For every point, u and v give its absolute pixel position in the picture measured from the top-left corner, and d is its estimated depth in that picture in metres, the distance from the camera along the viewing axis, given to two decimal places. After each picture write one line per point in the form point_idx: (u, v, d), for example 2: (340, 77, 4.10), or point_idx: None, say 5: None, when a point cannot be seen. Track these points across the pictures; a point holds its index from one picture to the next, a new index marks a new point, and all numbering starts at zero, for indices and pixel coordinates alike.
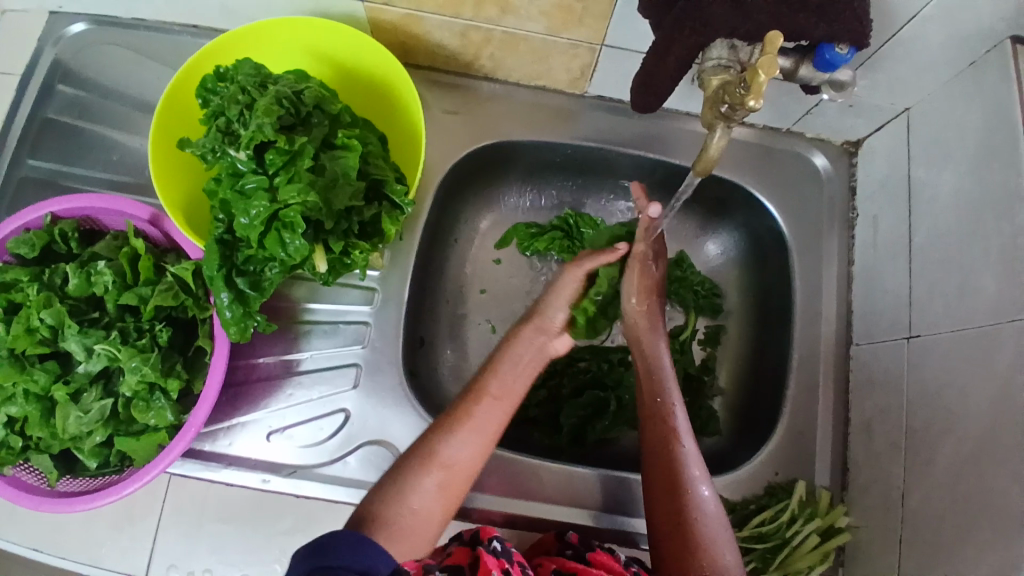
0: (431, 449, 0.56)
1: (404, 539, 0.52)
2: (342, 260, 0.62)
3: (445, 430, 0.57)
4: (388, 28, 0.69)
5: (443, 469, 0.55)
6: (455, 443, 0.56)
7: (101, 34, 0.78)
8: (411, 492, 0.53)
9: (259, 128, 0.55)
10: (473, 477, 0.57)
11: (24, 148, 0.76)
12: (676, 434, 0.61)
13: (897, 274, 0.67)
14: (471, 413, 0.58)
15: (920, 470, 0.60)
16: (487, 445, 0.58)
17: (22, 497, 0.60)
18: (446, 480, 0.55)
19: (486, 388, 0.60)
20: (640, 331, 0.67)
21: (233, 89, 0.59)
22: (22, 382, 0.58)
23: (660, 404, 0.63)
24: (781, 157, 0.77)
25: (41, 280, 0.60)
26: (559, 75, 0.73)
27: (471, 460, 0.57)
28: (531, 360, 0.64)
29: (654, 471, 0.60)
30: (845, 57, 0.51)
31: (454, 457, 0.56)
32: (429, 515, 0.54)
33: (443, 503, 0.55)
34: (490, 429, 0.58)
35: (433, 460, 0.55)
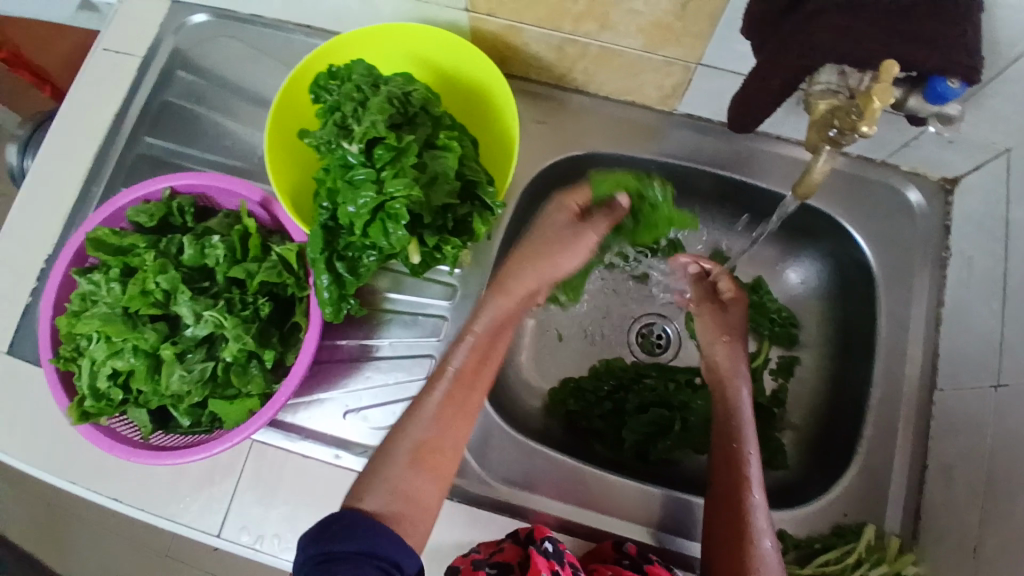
0: (401, 435, 0.55)
1: (404, 522, 0.52)
2: (433, 255, 0.65)
3: (414, 414, 0.56)
4: (488, 38, 0.73)
5: (422, 451, 0.55)
6: (422, 424, 0.55)
7: (219, 27, 0.85)
8: (388, 482, 0.53)
9: (372, 125, 0.60)
10: (457, 450, 0.57)
11: (142, 127, 0.83)
12: (748, 483, 0.63)
13: (990, 318, 0.64)
14: (435, 392, 0.57)
15: (999, 523, 0.57)
16: (461, 414, 0.57)
17: (115, 447, 0.63)
18: (428, 461, 0.55)
19: (448, 366, 0.58)
20: (723, 376, 0.71)
21: (349, 87, 0.63)
22: (132, 339, 0.63)
23: (736, 452, 0.65)
24: (872, 187, 0.76)
25: (158, 248, 0.66)
26: (650, 91, 0.75)
27: (449, 435, 0.56)
28: (498, 328, 0.60)
29: (720, 514, 0.62)
30: (957, 90, 0.50)
31: (428, 437, 0.55)
32: (424, 495, 0.54)
33: (433, 482, 0.54)
34: (460, 404, 0.57)
35: (406, 446, 0.55)
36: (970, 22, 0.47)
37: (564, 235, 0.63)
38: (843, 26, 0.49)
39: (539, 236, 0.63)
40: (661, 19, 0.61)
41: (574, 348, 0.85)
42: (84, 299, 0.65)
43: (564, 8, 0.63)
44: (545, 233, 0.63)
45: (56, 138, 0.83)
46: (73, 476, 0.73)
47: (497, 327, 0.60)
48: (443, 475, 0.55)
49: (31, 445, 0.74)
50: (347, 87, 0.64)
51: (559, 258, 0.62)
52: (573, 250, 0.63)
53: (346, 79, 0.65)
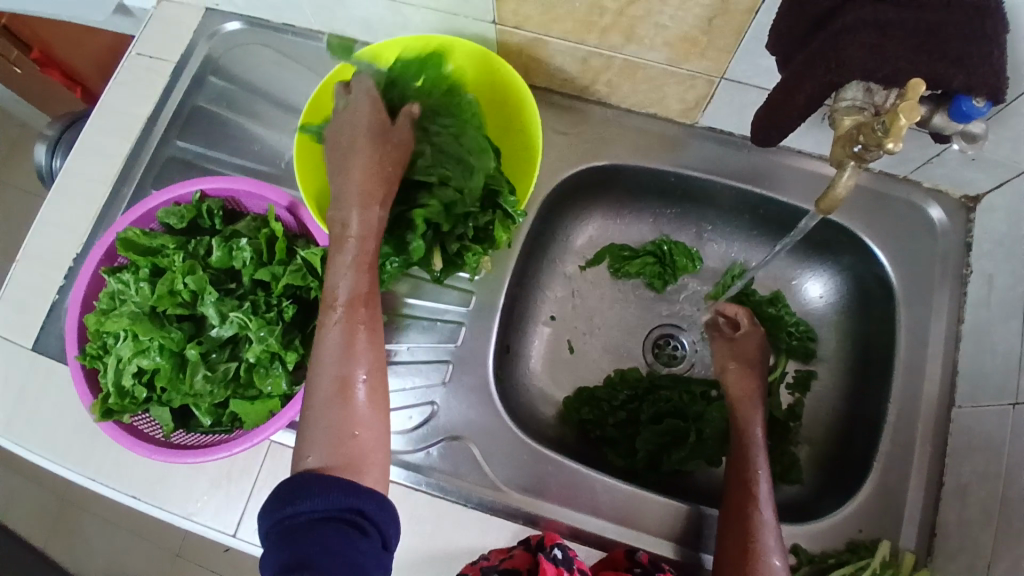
0: (312, 389, 0.52)
1: (356, 464, 0.50)
2: (455, 261, 0.68)
3: (314, 367, 0.53)
4: (514, 50, 0.74)
5: (341, 386, 0.52)
6: (327, 363, 0.53)
7: (251, 35, 0.87)
8: (312, 433, 0.51)
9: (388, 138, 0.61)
10: (382, 369, 0.54)
11: (173, 131, 0.85)
12: (756, 502, 0.64)
13: (1010, 336, 0.64)
14: (326, 332, 0.53)
15: (1013, 541, 0.57)
16: (367, 334, 0.54)
17: (136, 445, 0.63)
18: (353, 396, 0.52)
19: (329, 304, 0.55)
20: (740, 401, 0.73)
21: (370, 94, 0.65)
22: (159, 337, 0.65)
23: (747, 470, 0.67)
24: (893, 203, 0.76)
25: (186, 249, 0.68)
26: (673, 104, 0.75)
27: (365, 361, 0.53)
28: (367, 241, 0.56)
29: (728, 530, 0.63)
30: (981, 109, 0.51)
31: (337, 375, 0.52)
32: (359, 429, 0.52)
33: (366, 414, 0.52)
34: (358, 322, 0.54)
35: (319, 392, 0.52)
36: (998, 43, 0.48)
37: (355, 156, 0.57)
38: (873, 43, 0.49)
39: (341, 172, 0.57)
40: (687, 33, 0.62)
41: (589, 357, 0.85)
42: (112, 298, 0.67)
43: (591, 20, 0.64)
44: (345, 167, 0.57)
45: (88, 138, 0.85)
46: (94, 471, 0.75)
47: (364, 240, 0.56)
48: (380, 402, 0.54)
49: (55, 439, 0.76)
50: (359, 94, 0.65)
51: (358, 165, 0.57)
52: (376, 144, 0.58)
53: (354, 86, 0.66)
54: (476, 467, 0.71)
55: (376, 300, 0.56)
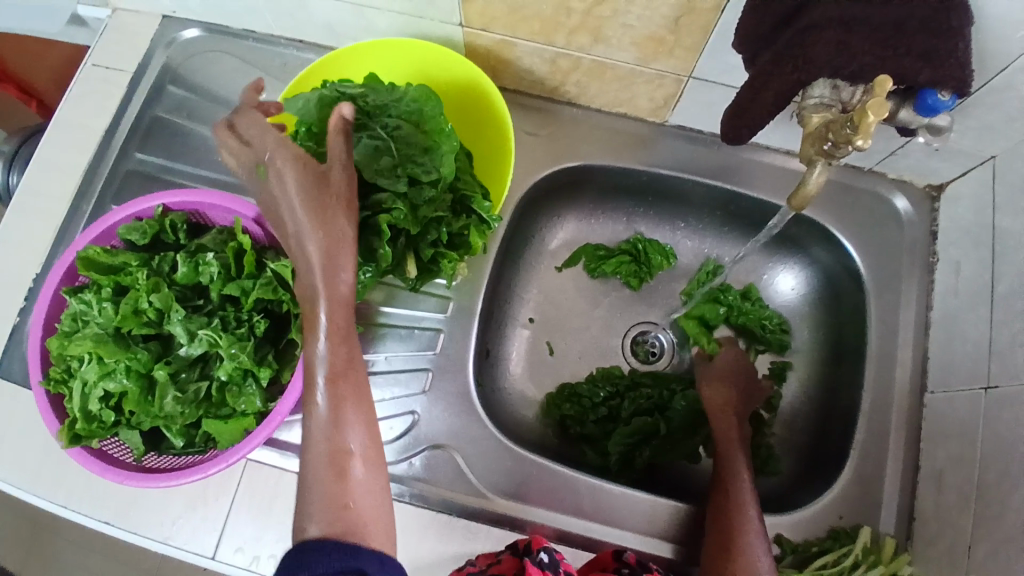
0: (307, 466, 0.51)
1: (361, 529, 0.49)
2: (429, 269, 0.65)
3: (306, 443, 0.51)
4: (482, 52, 0.73)
5: (339, 459, 0.51)
6: (321, 436, 0.51)
7: (211, 42, 0.85)
8: (311, 509, 0.49)
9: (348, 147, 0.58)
10: (375, 435, 0.53)
11: (133, 142, 0.82)
12: (738, 504, 0.65)
13: (979, 321, 0.65)
14: (313, 406, 0.52)
15: (991, 522, 0.58)
16: (358, 403, 0.53)
17: (107, 471, 0.61)
18: (347, 468, 0.51)
19: (311, 378, 0.52)
20: (715, 411, 0.75)
21: (328, 99, 0.62)
22: (125, 359, 0.62)
23: (730, 470, 0.68)
24: (860, 195, 0.77)
25: (150, 266, 0.66)
26: (642, 103, 0.75)
27: (359, 432, 0.52)
28: (343, 309, 0.52)
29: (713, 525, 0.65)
30: (947, 103, 0.52)
31: (333, 448, 0.51)
32: (360, 500, 0.50)
33: (365, 484, 0.51)
34: (347, 391, 0.52)
35: (314, 467, 0.50)
36: (963, 35, 0.48)
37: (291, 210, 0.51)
38: (838, 40, 0.49)
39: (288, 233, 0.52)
40: (655, 32, 0.62)
41: (569, 358, 0.85)
42: (75, 319, 0.64)
43: (559, 21, 0.64)
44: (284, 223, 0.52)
45: (44, 153, 0.82)
46: (63, 499, 0.72)
47: (335, 309, 0.52)
48: (377, 468, 0.53)
49: (19, 468, 0.73)
50: (305, 106, 0.61)
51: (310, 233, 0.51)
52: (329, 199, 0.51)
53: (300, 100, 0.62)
54: (460, 475, 0.70)
55: (361, 366, 0.54)
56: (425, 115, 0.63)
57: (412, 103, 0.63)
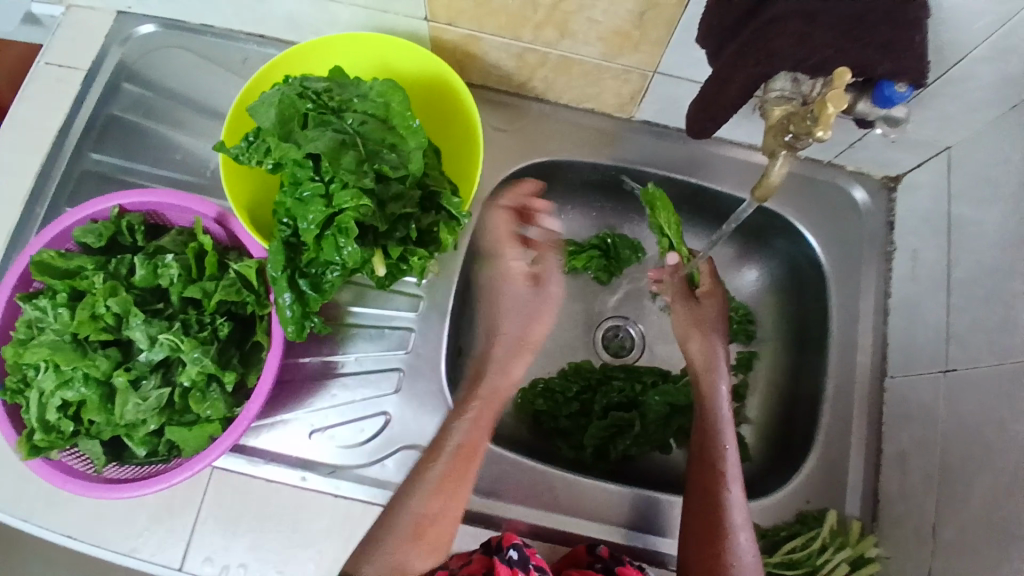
0: (401, 514, 0.58)
1: None
2: (399, 266, 0.64)
3: (408, 490, 0.60)
4: (448, 47, 0.72)
5: (415, 531, 0.57)
6: (416, 505, 0.59)
7: (167, 38, 0.82)
8: (382, 560, 0.56)
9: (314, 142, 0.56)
10: (447, 526, 0.59)
11: (87, 142, 0.79)
12: (726, 481, 0.64)
13: (937, 307, 0.68)
14: (433, 471, 0.60)
15: (955, 500, 0.60)
16: (452, 493, 0.60)
17: (68, 482, 0.59)
18: (415, 545, 0.57)
19: (444, 443, 0.62)
20: (700, 374, 0.72)
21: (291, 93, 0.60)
22: (83, 366, 0.60)
23: (714, 448, 0.67)
24: (822, 187, 0.79)
25: (106, 269, 0.63)
26: (609, 98, 0.76)
27: (438, 515, 0.59)
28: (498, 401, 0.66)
29: (694, 504, 0.64)
30: (904, 93, 0.53)
31: (419, 519, 0.58)
32: (411, 570, 0.56)
33: (421, 557, 0.57)
34: (455, 478, 0.60)
35: (402, 520, 0.58)
36: (919, 28, 0.50)
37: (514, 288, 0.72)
38: (800, 33, 0.50)
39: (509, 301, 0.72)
40: (620, 27, 0.62)
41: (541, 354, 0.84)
42: (30, 326, 0.61)
43: (525, 16, 0.63)
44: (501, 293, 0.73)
45: None
46: (22, 512, 0.69)
47: (492, 400, 0.66)
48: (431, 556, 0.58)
49: None
50: (268, 102, 0.59)
51: (535, 327, 0.71)
52: (535, 317, 0.71)
53: (263, 96, 0.61)
54: None
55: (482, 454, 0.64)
56: (392, 110, 0.62)
57: (378, 97, 0.62)
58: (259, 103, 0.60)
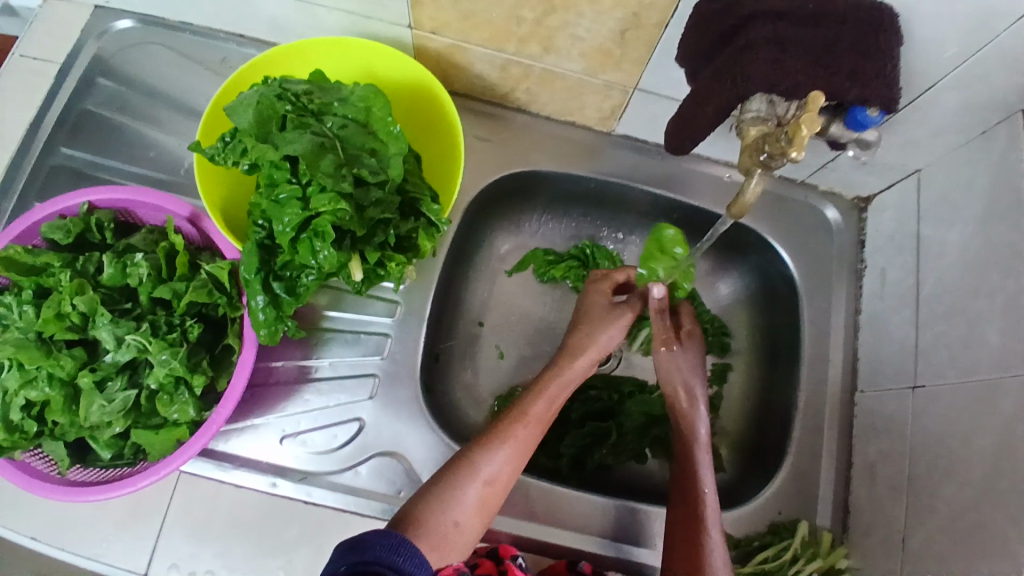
0: (482, 462, 0.59)
1: (446, 544, 0.54)
2: (376, 271, 0.63)
3: (489, 444, 0.61)
4: (432, 55, 0.72)
5: (485, 486, 0.58)
6: (497, 462, 0.60)
7: (146, 34, 0.80)
8: (456, 504, 0.56)
9: (292, 145, 0.56)
10: (503, 496, 0.60)
11: (59, 136, 0.78)
12: (704, 524, 0.63)
13: (904, 324, 0.69)
14: (515, 435, 0.62)
15: (922, 513, 0.62)
16: (520, 465, 0.62)
17: (32, 484, 0.59)
18: (476, 493, 0.57)
19: (531, 410, 0.64)
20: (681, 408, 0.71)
21: (271, 95, 0.59)
22: (47, 366, 0.58)
23: (694, 491, 0.65)
24: (794, 206, 0.81)
25: (74, 267, 0.62)
26: (590, 112, 0.77)
27: (505, 480, 0.60)
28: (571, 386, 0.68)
29: (676, 553, 0.62)
30: (874, 118, 0.55)
31: (494, 474, 0.59)
32: (469, 526, 0.56)
33: (479, 515, 0.57)
34: (528, 449, 0.62)
35: (467, 470, 0.58)
36: (890, 57, 0.51)
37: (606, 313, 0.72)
38: (774, 58, 0.51)
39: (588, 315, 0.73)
40: (603, 44, 0.63)
41: (520, 362, 0.84)
42: None
43: (509, 28, 0.64)
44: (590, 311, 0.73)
45: None
46: None
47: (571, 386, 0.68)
48: (483, 519, 0.58)
49: None
50: (246, 102, 0.59)
51: (608, 333, 0.71)
52: (612, 325, 0.72)
53: (241, 97, 0.60)
54: (411, 479, 0.69)
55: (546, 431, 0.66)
56: (373, 115, 0.62)
57: (359, 102, 0.62)
58: (236, 103, 0.59)
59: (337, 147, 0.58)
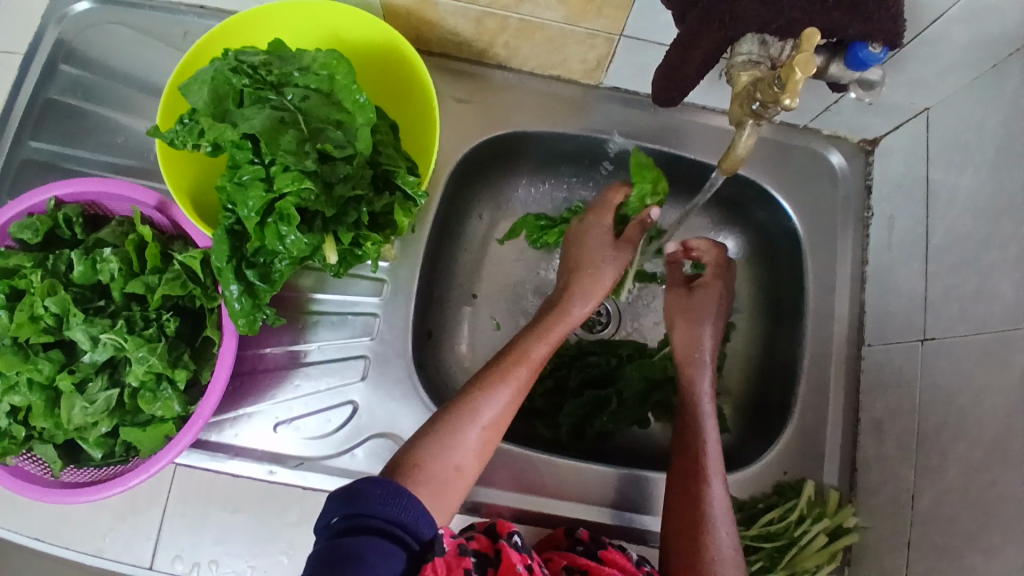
0: (481, 406, 0.59)
1: (446, 485, 0.55)
2: (353, 251, 0.60)
3: (488, 386, 0.60)
4: (402, 13, 0.67)
5: (484, 428, 0.58)
6: (495, 404, 0.59)
7: (105, 13, 0.76)
8: (457, 449, 0.56)
9: (251, 123, 0.52)
10: (502, 437, 0.60)
11: (26, 129, 0.74)
12: (705, 473, 0.62)
13: (912, 274, 0.66)
14: (516, 377, 0.61)
15: (931, 472, 0.60)
16: (519, 406, 0.62)
17: (25, 488, 0.58)
18: (474, 436, 0.57)
19: (530, 353, 0.64)
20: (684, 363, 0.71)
21: (226, 67, 0.56)
22: (25, 371, 0.57)
23: (696, 440, 0.65)
24: (796, 153, 0.76)
25: (45, 266, 0.59)
26: (575, 65, 0.72)
27: (503, 423, 0.60)
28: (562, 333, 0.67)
29: (674, 503, 0.62)
30: (878, 56, 0.50)
31: (493, 417, 0.59)
32: (469, 468, 0.57)
33: (479, 456, 0.58)
34: (523, 393, 0.62)
35: (462, 411, 0.58)
36: None
37: (599, 248, 0.72)
38: None
39: (586, 246, 0.73)
40: None
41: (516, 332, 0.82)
42: None
43: None
44: (584, 247, 0.73)
45: None
46: None
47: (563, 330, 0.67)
48: (481, 461, 0.58)
49: None
50: (199, 78, 0.55)
51: (603, 273, 0.71)
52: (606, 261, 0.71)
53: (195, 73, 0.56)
54: None
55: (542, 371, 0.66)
56: (337, 83, 0.58)
57: (321, 69, 0.58)
58: (190, 80, 0.56)
59: (301, 119, 0.55)
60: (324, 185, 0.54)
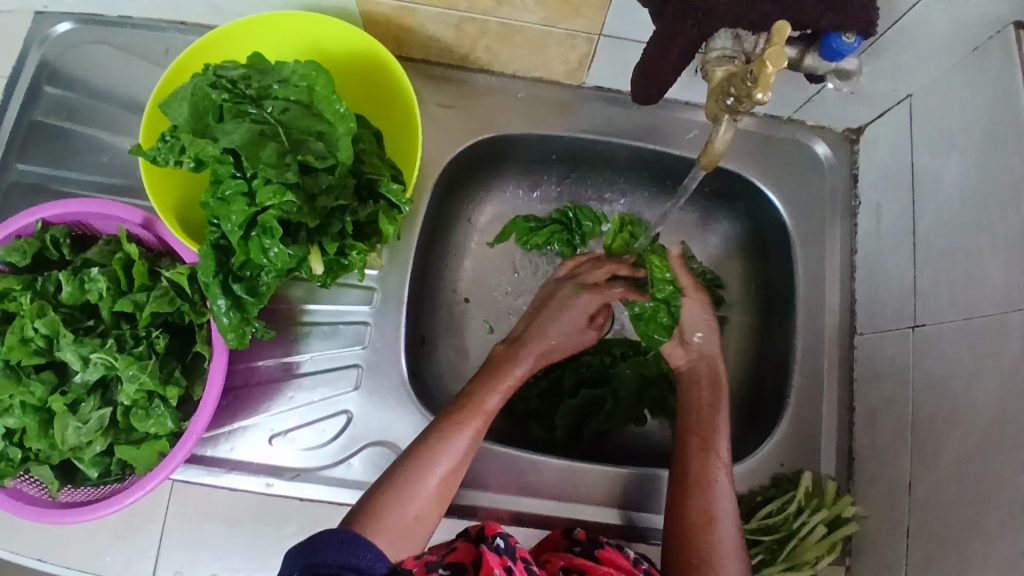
0: (438, 456, 0.59)
1: (406, 535, 0.55)
2: (339, 261, 0.60)
3: (448, 430, 0.60)
4: (381, 21, 0.67)
5: (440, 478, 0.58)
6: (451, 454, 0.59)
7: (87, 33, 0.76)
8: (413, 499, 0.56)
9: (230, 138, 0.53)
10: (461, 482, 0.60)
11: (12, 152, 0.74)
12: (711, 477, 0.62)
13: (901, 262, 0.66)
14: (472, 427, 0.61)
15: (927, 459, 0.60)
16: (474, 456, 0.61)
17: (25, 509, 0.58)
18: (431, 486, 0.57)
19: (484, 403, 0.63)
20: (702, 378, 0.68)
21: (205, 83, 0.56)
22: (18, 394, 0.57)
23: (710, 431, 0.65)
24: (782, 145, 0.76)
25: (34, 288, 0.59)
26: (557, 66, 0.72)
27: (459, 471, 0.59)
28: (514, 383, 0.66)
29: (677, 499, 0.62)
30: (851, 44, 0.51)
31: (450, 467, 0.59)
32: (429, 515, 0.57)
33: (437, 504, 0.58)
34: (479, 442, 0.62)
35: (418, 462, 0.58)
36: None
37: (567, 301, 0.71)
38: None
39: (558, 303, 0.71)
40: None
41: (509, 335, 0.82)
42: None
43: None
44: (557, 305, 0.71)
45: None
46: None
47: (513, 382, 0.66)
48: (441, 508, 0.58)
49: None
50: (179, 95, 0.55)
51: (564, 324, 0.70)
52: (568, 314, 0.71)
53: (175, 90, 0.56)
54: None
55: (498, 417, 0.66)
56: (318, 93, 0.58)
57: (301, 81, 0.58)
58: (170, 97, 0.56)
59: (280, 133, 0.55)
60: (306, 199, 0.54)
